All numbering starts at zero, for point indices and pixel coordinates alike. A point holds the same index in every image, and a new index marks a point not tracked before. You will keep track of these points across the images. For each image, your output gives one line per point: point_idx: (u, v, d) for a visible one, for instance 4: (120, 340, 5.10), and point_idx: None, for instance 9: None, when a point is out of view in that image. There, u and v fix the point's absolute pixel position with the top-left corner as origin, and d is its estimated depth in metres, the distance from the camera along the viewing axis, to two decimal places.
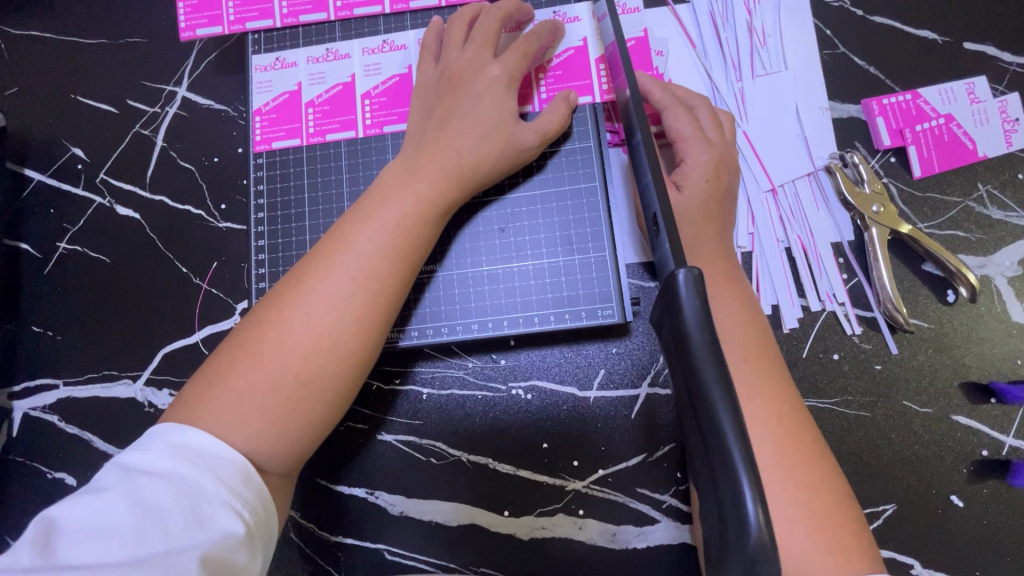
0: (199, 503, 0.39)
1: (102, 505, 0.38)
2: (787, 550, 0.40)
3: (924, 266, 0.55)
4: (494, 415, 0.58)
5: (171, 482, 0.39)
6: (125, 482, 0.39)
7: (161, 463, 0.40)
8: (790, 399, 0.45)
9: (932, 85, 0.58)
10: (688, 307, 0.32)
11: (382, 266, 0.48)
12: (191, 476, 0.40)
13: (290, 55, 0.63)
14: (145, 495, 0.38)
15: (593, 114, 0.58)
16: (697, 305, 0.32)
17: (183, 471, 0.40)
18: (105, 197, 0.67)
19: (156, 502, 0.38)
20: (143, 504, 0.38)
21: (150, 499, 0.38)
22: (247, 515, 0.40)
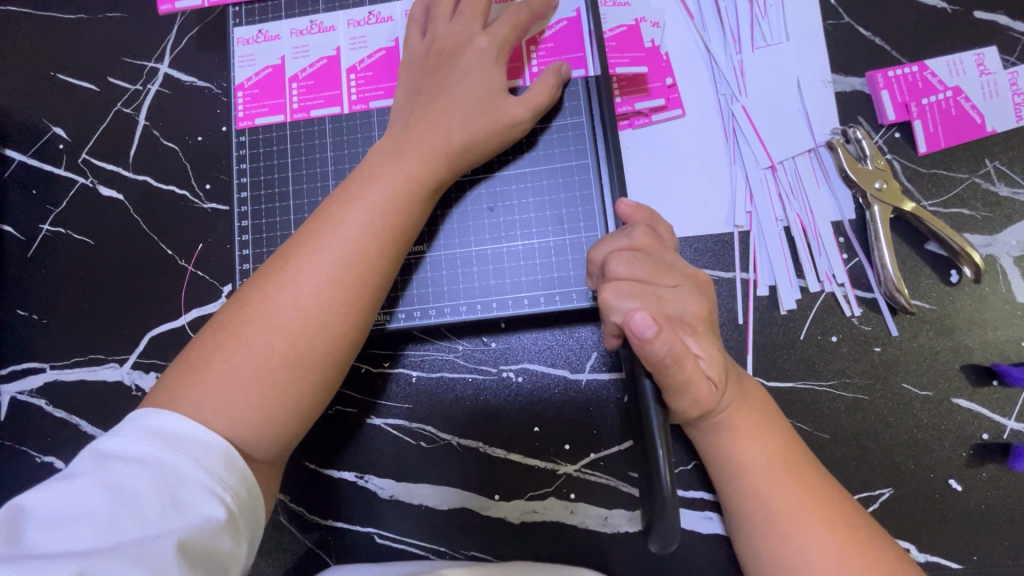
0: (177, 489, 0.38)
1: (75, 492, 0.37)
2: None
3: (927, 246, 0.54)
4: (484, 399, 0.57)
5: (148, 468, 0.38)
6: (99, 468, 0.38)
7: (137, 448, 0.39)
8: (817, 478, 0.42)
9: (940, 56, 0.56)
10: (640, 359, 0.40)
11: (367, 247, 0.47)
12: (168, 461, 0.39)
13: (273, 28, 0.61)
14: (120, 481, 0.38)
15: (586, 87, 0.55)
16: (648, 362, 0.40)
17: (159, 455, 0.39)
18: (87, 177, 0.66)
19: (131, 488, 0.37)
20: (117, 490, 0.37)
21: (124, 484, 0.38)
22: (229, 499, 0.40)
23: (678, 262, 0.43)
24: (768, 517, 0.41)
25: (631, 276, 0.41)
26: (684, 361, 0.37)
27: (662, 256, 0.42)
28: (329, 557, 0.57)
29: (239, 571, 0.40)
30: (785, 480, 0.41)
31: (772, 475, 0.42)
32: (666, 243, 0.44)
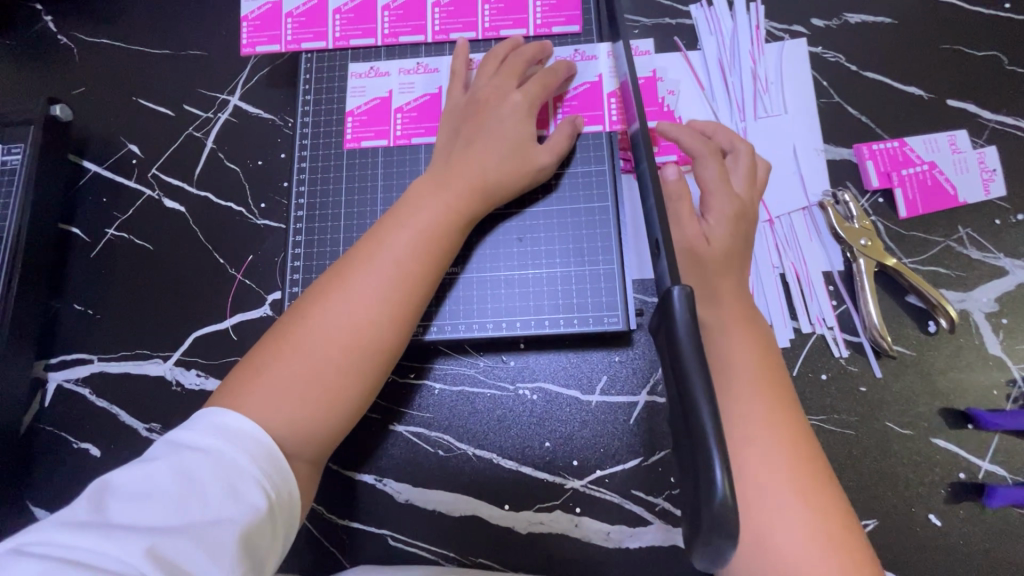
0: (233, 479, 0.43)
1: (149, 472, 0.42)
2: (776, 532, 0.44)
3: (908, 298, 0.60)
4: (501, 412, 0.62)
5: (211, 458, 0.43)
6: (170, 454, 0.43)
7: (203, 440, 0.44)
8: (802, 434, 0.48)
9: (917, 136, 0.64)
10: (681, 319, 0.36)
11: (413, 268, 0.53)
12: (229, 454, 0.44)
13: (384, 65, 0.69)
14: (187, 467, 0.42)
15: (608, 140, 0.63)
16: (688, 318, 0.36)
17: (222, 448, 0.44)
18: (154, 190, 0.73)
19: (195, 474, 0.42)
20: (184, 474, 0.42)
21: (190, 471, 0.42)
22: (272, 494, 0.45)
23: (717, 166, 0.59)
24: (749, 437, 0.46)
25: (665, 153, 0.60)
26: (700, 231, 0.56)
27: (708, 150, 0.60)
28: (343, 556, 0.60)
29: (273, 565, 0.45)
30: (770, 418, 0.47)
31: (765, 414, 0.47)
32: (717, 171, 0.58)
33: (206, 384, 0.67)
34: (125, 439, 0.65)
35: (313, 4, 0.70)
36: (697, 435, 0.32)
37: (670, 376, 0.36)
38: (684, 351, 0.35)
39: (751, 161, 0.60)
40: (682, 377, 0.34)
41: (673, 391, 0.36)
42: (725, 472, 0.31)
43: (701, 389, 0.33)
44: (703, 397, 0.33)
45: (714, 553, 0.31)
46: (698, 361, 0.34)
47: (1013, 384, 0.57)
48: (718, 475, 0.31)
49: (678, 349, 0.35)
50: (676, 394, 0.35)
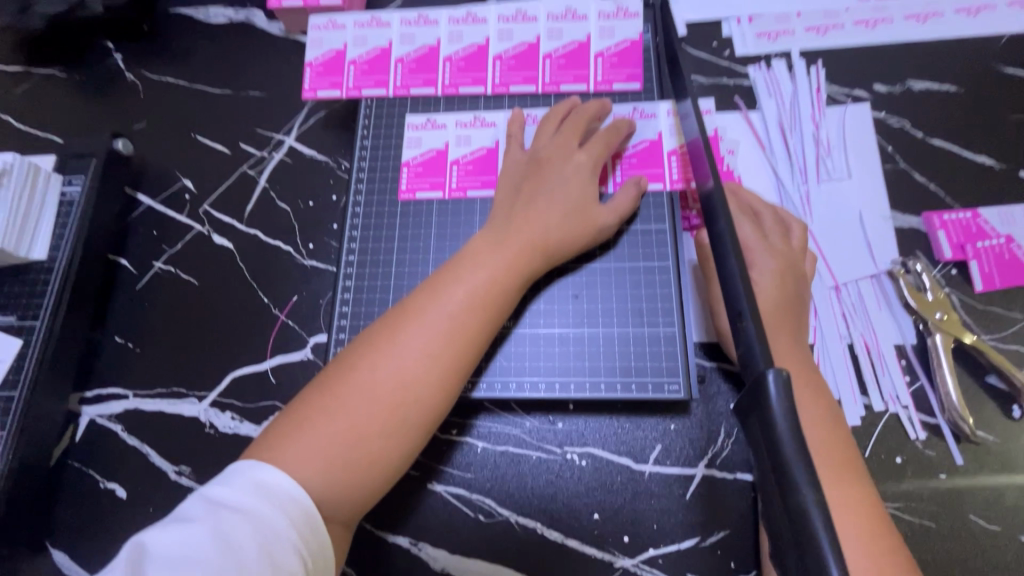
0: (274, 546, 0.40)
1: (187, 535, 0.39)
2: None
3: (988, 377, 0.56)
4: (547, 478, 0.58)
5: (251, 520, 0.41)
6: (209, 514, 0.41)
7: (243, 500, 0.42)
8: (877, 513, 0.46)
9: (991, 207, 0.62)
10: (779, 410, 0.33)
11: (468, 325, 0.51)
12: (270, 516, 0.41)
13: (441, 118, 0.69)
14: (227, 531, 0.40)
15: (669, 199, 0.62)
16: (788, 409, 0.33)
17: (263, 510, 0.41)
18: (204, 225, 0.73)
19: (236, 539, 0.40)
20: (224, 540, 0.39)
21: (230, 536, 0.40)
22: (310, 562, 0.42)
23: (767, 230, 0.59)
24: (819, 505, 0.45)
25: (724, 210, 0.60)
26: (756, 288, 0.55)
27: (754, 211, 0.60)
28: None
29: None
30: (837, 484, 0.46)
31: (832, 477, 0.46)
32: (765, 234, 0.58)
33: (239, 428, 0.64)
34: (153, 481, 0.63)
35: (376, 53, 0.71)
36: (811, 553, 0.29)
37: (767, 473, 0.34)
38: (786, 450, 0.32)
39: (779, 220, 0.60)
40: (784, 479, 0.32)
41: (771, 489, 0.33)
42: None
43: (811, 497, 0.31)
44: (814, 505, 0.30)
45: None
46: (802, 461, 0.32)
47: None
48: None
49: (777, 446, 0.32)
50: (775, 493, 0.33)
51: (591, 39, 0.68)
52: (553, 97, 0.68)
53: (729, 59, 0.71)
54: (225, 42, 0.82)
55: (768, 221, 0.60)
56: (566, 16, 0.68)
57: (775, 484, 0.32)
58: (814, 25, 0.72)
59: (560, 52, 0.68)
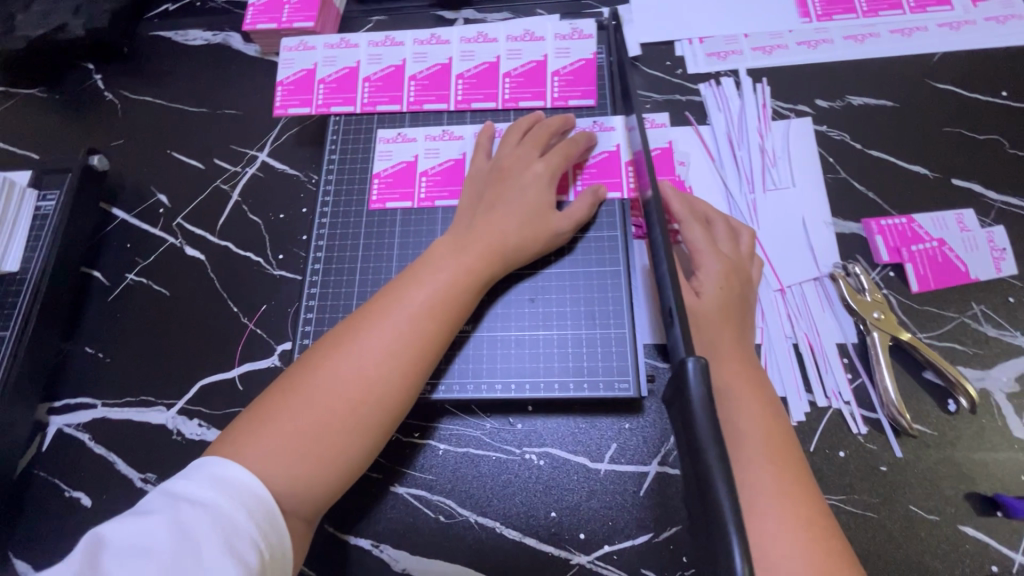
0: (230, 536, 0.41)
1: (146, 527, 0.41)
2: None
3: (925, 374, 0.59)
4: (506, 478, 0.60)
5: (208, 512, 0.42)
6: (168, 507, 0.42)
7: (201, 493, 0.43)
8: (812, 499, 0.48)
9: (925, 213, 0.65)
10: (695, 390, 0.35)
11: (427, 326, 0.53)
12: (227, 508, 0.42)
13: (411, 132, 0.72)
14: (183, 522, 0.41)
15: (621, 208, 0.65)
16: (704, 390, 0.35)
17: (221, 502, 0.43)
18: (177, 238, 0.75)
19: (192, 529, 0.41)
20: (180, 530, 0.40)
21: (187, 526, 0.41)
22: (266, 554, 0.43)
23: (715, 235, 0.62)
24: (755, 493, 0.47)
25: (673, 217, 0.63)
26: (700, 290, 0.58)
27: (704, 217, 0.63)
28: None
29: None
30: (772, 472, 0.48)
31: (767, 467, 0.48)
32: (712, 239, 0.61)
33: (206, 435, 0.65)
34: (119, 489, 0.64)
35: (345, 72, 0.75)
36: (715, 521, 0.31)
37: (684, 451, 0.35)
38: (700, 425, 0.34)
39: (729, 227, 0.63)
40: (697, 453, 0.33)
41: (687, 467, 0.34)
42: (744, 556, 0.29)
43: (719, 469, 0.32)
44: (720, 475, 0.31)
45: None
46: (714, 436, 0.33)
47: None
48: (737, 557, 0.29)
49: (693, 424, 0.34)
50: (690, 469, 0.34)
51: (548, 59, 0.72)
52: (513, 113, 0.71)
53: (681, 77, 0.76)
54: (202, 63, 0.85)
55: (718, 227, 0.62)
56: (524, 38, 0.73)
57: (691, 462, 0.34)
58: (759, 45, 0.76)
59: (519, 71, 0.72)
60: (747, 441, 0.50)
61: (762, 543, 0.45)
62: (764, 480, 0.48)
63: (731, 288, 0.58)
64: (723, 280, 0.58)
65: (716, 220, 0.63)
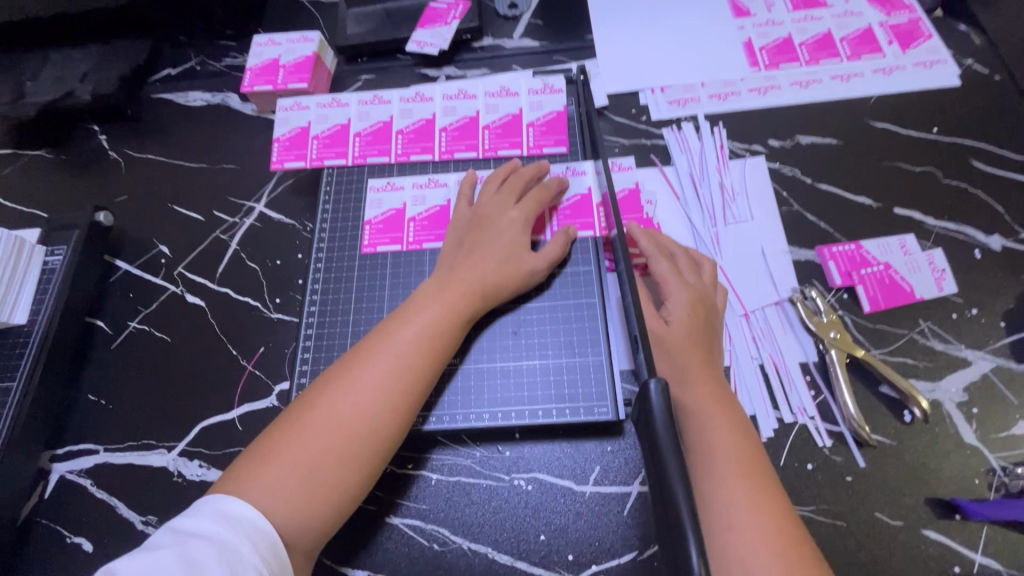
0: (238, 567, 0.44)
1: (156, 559, 0.43)
2: None
3: (881, 388, 0.63)
4: (496, 504, 0.62)
5: (216, 545, 0.45)
6: (177, 541, 0.45)
7: (209, 528, 0.46)
8: (782, 510, 0.51)
9: (871, 239, 0.72)
10: (656, 406, 0.40)
11: (416, 361, 0.57)
12: (234, 542, 0.45)
13: (399, 180, 0.78)
14: (193, 554, 0.44)
15: (594, 245, 0.71)
16: (664, 406, 0.40)
17: (228, 536, 0.46)
18: (178, 286, 0.79)
19: (201, 560, 0.43)
20: (191, 562, 0.43)
21: (196, 558, 0.43)
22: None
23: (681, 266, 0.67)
24: (728, 507, 0.50)
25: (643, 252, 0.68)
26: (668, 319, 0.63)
27: (670, 251, 0.69)
28: None
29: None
30: (743, 485, 0.52)
31: (738, 480, 0.52)
32: (679, 271, 0.67)
33: (207, 475, 0.68)
34: (120, 532, 0.65)
35: (337, 128, 0.81)
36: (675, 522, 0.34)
37: (648, 464, 0.39)
38: (662, 442, 0.38)
39: (692, 260, 0.68)
40: (660, 465, 0.37)
41: (651, 478, 0.38)
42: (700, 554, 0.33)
43: (677, 478, 0.36)
44: (678, 483, 0.36)
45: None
46: (674, 450, 0.38)
47: (994, 474, 0.59)
48: (692, 551, 0.33)
49: (655, 436, 0.39)
50: (654, 481, 0.38)
51: (523, 111, 0.79)
52: (493, 161, 0.78)
53: (645, 123, 0.83)
54: (203, 122, 0.91)
55: (683, 260, 0.68)
56: (500, 93, 0.80)
57: (654, 471, 0.38)
58: (715, 92, 0.84)
59: (497, 123, 0.79)
60: (718, 457, 0.53)
61: (735, 554, 0.48)
62: (735, 493, 0.51)
63: (697, 316, 0.63)
64: (690, 308, 0.63)
65: (680, 254, 0.69)
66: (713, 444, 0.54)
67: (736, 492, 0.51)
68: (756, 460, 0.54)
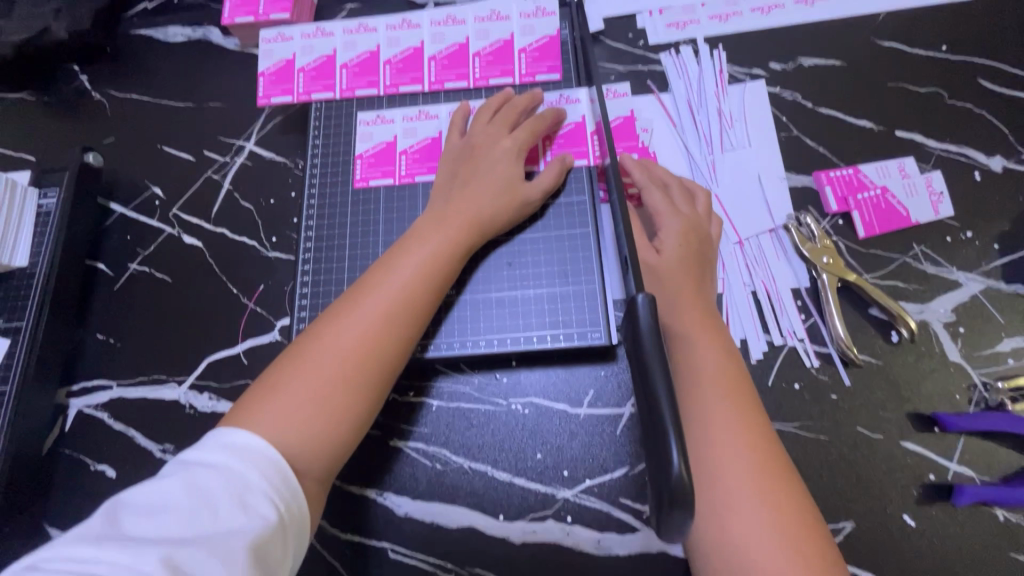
0: (246, 493, 0.45)
1: (164, 488, 0.44)
2: (726, 498, 0.50)
3: (871, 311, 0.64)
4: (494, 427, 0.65)
5: (222, 474, 0.45)
6: (183, 471, 0.46)
7: (214, 458, 0.47)
8: (760, 423, 0.54)
9: (870, 163, 0.71)
10: (644, 320, 0.41)
11: (417, 292, 0.58)
12: (240, 470, 0.46)
13: (388, 113, 0.76)
14: (200, 482, 0.45)
15: (588, 174, 0.70)
16: (651, 320, 0.41)
17: (232, 463, 0.46)
18: (174, 228, 0.80)
19: (207, 487, 0.44)
20: (198, 490, 0.44)
21: (202, 485, 0.45)
22: (282, 507, 0.47)
23: (676, 196, 0.67)
24: (707, 420, 0.53)
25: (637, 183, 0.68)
26: (659, 248, 0.63)
27: (665, 181, 0.68)
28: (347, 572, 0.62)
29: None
30: (723, 400, 0.54)
31: (720, 396, 0.54)
32: (674, 201, 0.66)
33: (217, 406, 0.71)
34: (140, 460, 0.69)
35: (323, 60, 0.78)
36: (658, 424, 0.36)
37: (635, 376, 0.41)
38: (649, 358, 0.39)
39: (686, 189, 0.68)
40: (646, 375, 0.39)
41: (638, 387, 0.40)
42: (680, 453, 0.35)
43: (665, 390, 0.37)
44: (662, 390, 0.37)
45: (676, 524, 0.35)
46: (659, 360, 0.39)
47: (975, 389, 0.61)
48: (674, 451, 0.35)
49: (640, 346, 0.40)
50: (639, 390, 0.40)
51: (515, 37, 0.76)
52: (484, 90, 0.76)
53: (642, 48, 0.79)
54: (184, 58, 0.88)
55: (677, 190, 0.67)
56: (490, 18, 0.76)
57: (640, 382, 0.40)
58: (716, 13, 0.80)
59: (488, 50, 0.76)
60: (701, 377, 0.55)
61: (711, 461, 0.51)
62: (717, 408, 0.54)
63: (688, 245, 0.63)
64: (682, 236, 0.63)
65: (675, 184, 0.68)
66: (697, 364, 0.56)
67: (716, 404, 0.54)
68: (739, 377, 0.56)
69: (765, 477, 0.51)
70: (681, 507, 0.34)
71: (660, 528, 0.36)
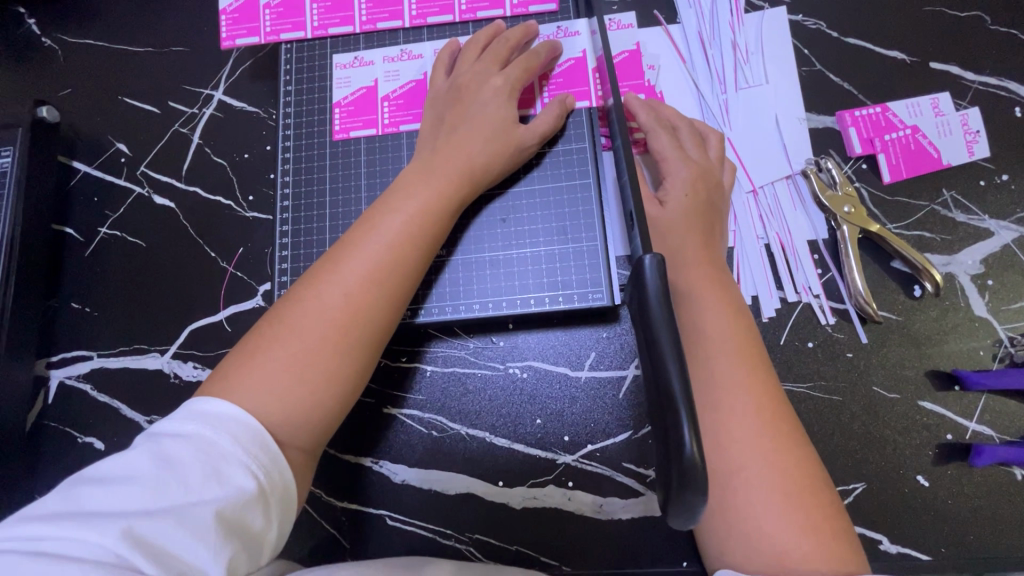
0: (219, 462, 0.41)
1: (128, 460, 0.40)
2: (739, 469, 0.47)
3: (893, 264, 0.60)
4: (491, 392, 0.63)
5: (192, 443, 0.41)
6: (150, 442, 0.42)
7: (183, 427, 0.42)
8: (770, 389, 0.50)
9: (900, 100, 0.64)
10: (652, 283, 0.36)
11: (407, 247, 0.52)
12: (212, 438, 0.42)
13: (368, 55, 0.69)
14: (167, 453, 0.41)
15: (589, 118, 0.63)
16: (659, 284, 0.36)
17: (203, 432, 0.42)
18: (144, 187, 0.74)
19: (177, 458, 0.40)
20: (164, 461, 0.40)
21: (169, 455, 0.40)
22: (261, 476, 0.42)
23: (685, 141, 0.61)
24: (715, 385, 0.49)
25: (643, 125, 0.62)
26: (664, 199, 0.58)
27: (674, 124, 0.62)
28: (345, 540, 0.61)
29: (271, 550, 0.43)
30: (733, 363, 0.50)
31: (730, 359, 0.50)
32: (684, 146, 0.60)
33: (203, 375, 0.68)
34: (128, 431, 0.67)
35: None
36: (667, 400, 0.33)
37: (641, 345, 0.37)
38: (657, 324, 0.35)
39: (696, 133, 0.62)
40: (653, 346, 0.35)
41: (645, 358, 0.36)
42: (693, 433, 0.31)
43: (674, 365, 0.33)
44: (673, 363, 0.33)
45: (685, 507, 0.32)
46: (668, 327, 0.35)
47: (1000, 345, 0.58)
48: (686, 431, 0.31)
49: (648, 313, 0.36)
50: (647, 362, 0.36)
51: None
52: (472, 25, 0.68)
53: None
54: None
55: (686, 134, 0.61)
56: None
57: (648, 356, 0.35)
58: None
59: None
60: (709, 340, 0.51)
61: (718, 429, 0.48)
62: (729, 372, 0.49)
63: (698, 195, 0.58)
64: (692, 185, 0.58)
65: (684, 127, 0.62)
66: (704, 324, 0.51)
67: (724, 367, 0.50)
68: (749, 338, 0.52)
69: (775, 445, 0.47)
70: (694, 490, 0.31)
71: (668, 509, 0.33)
